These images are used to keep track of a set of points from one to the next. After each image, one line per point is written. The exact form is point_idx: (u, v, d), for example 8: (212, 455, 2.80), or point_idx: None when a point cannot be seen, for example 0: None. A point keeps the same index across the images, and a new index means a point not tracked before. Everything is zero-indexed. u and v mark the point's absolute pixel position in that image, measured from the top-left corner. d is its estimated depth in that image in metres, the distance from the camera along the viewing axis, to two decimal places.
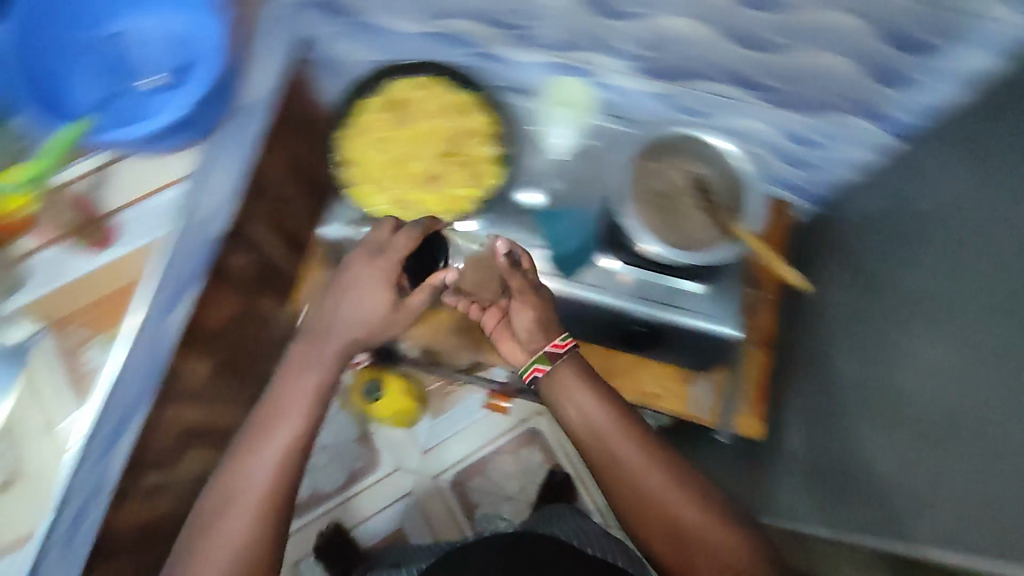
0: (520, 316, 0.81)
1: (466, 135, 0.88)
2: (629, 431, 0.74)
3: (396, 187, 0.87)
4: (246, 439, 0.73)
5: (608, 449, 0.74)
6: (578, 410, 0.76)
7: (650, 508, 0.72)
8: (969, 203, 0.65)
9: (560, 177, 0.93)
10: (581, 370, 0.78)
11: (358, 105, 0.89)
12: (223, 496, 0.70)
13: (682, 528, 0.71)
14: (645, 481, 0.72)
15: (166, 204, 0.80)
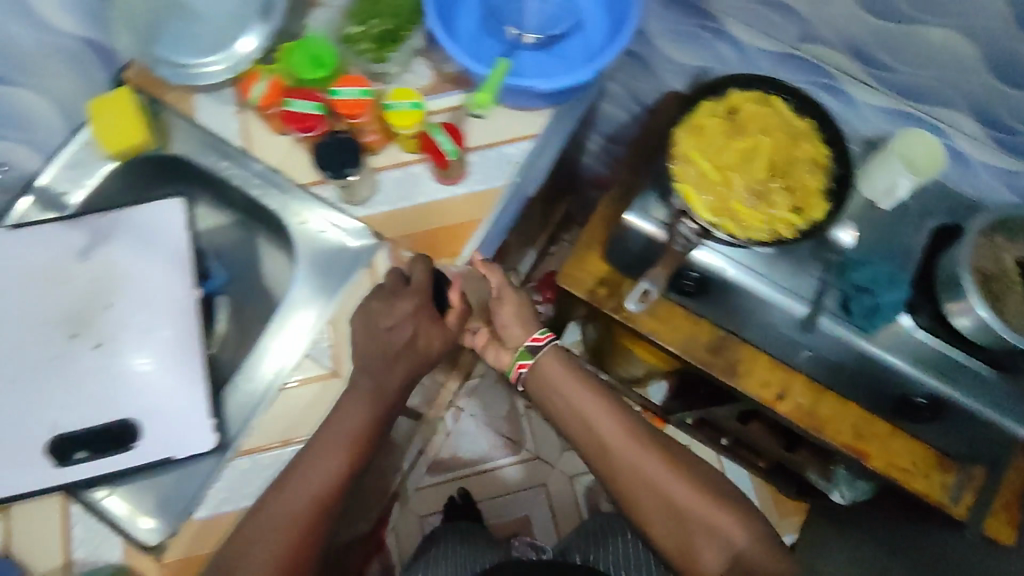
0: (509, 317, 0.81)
1: (799, 161, 0.86)
2: (634, 431, 0.76)
3: (717, 194, 0.84)
4: (317, 438, 0.67)
5: (600, 435, 0.76)
6: (582, 412, 0.77)
7: (647, 495, 0.74)
8: None
9: (873, 228, 0.90)
10: (572, 364, 0.80)
11: (697, 105, 0.87)
12: (282, 493, 0.65)
13: (710, 544, 0.72)
14: (647, 469, 0.74)
15: (510, 157, 0.79)
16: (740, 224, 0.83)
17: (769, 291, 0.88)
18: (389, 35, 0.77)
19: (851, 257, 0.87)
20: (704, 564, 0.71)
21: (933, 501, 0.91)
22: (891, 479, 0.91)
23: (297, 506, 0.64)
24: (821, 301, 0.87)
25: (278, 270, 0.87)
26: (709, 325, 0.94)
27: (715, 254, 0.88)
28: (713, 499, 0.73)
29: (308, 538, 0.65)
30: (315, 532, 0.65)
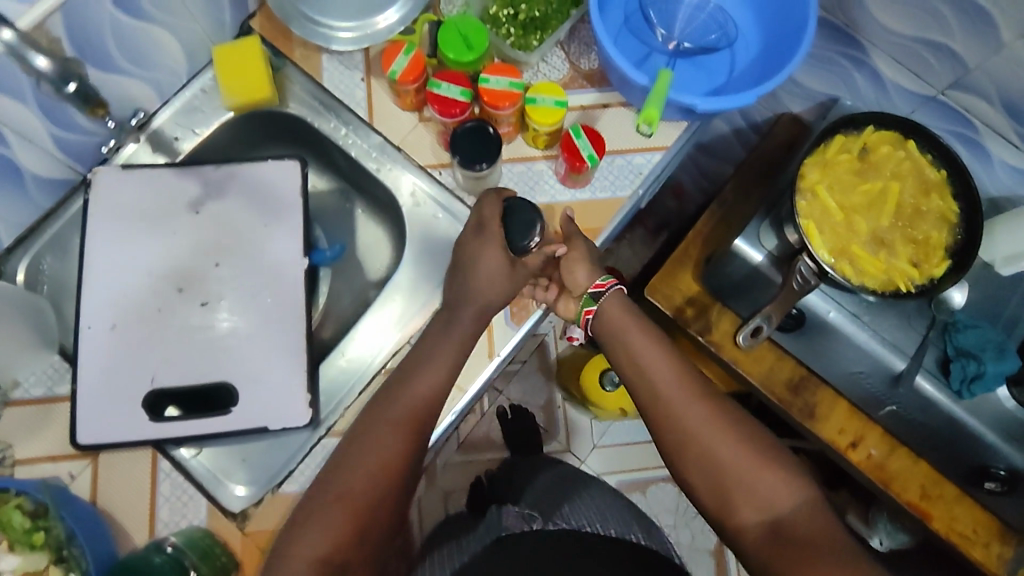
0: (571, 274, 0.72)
1: (926, 213, 0.83)
2: (686, 377, 0.69)
3: (837, 235, 0.82)
4: (403, 376, 0.67)
5: (647, 376, 0.69)
6: (631, 350, 0.71)
7: (692, 443, 0.66)
8: None
9: (983, 290, 0.87)
10: (631, 307, 0.73)
11: (830, 138, 0.84)
12: (380, 422, 0.64)
13: (750, 501, 0.64)
14: (692, 418, 0.66)
15: (638, 167, 0.77)
16: (859, 268, 0.81)
17: (868, 342, 0.85)
18: (534, 22, 0.77)
19: (958, 318, 0.84)
20: (742, 523, 0.64)
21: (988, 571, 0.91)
22: (947, 542, 0.92)
23: (395, 434, 0.63)
24: (920, 360, 0.84)
25: (374, 243, 0.85)
26: (793, 363, 0.95)
27: (816, 297, 0.86)
28: (761, 456, 0.65)
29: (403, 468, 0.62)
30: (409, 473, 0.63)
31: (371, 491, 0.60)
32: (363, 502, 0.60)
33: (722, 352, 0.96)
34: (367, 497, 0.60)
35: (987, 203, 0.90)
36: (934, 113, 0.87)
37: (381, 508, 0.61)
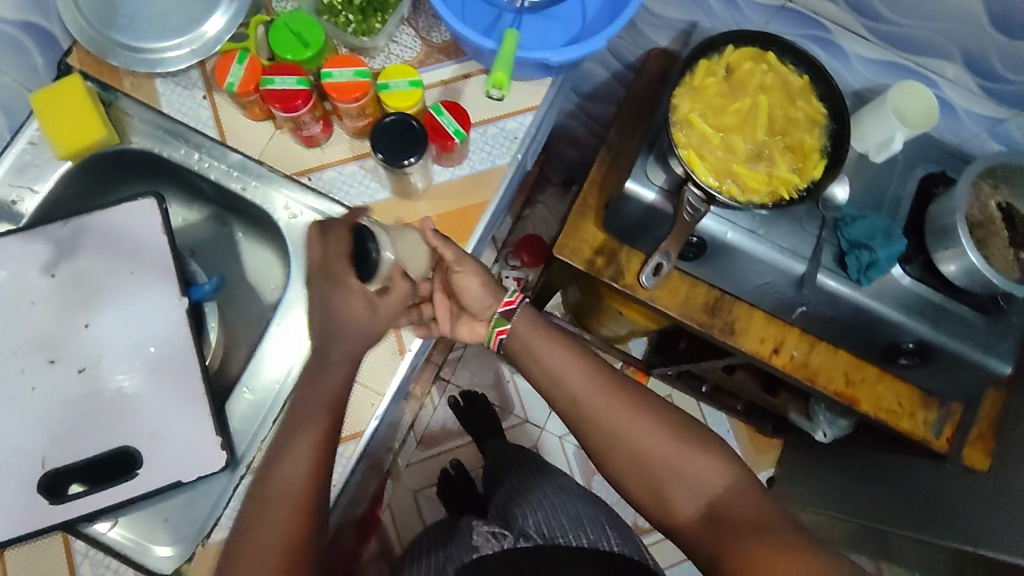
0: (468, 280, 0.71)
1: (795, 119, 0.86)
2: (600, 379, 0.72)
3: (719, 158, 0.84)
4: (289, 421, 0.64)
5: (561, 386, 0.72)
6: (545, 365, 0.73)
7: (613, 447, 0.69)
8: None
9: (863, 181, 0.91)
10: (536, 316, 0.75)
11: (692, 66, 0.86)
12: (272, 485, 0.62)
13: (681, 491, 0.66)
14: (609, 419, 0.69)
15: (512, 132, 0.76)
16: (743, 185, 0.84)
17: (768, 253, 0.87)
18: (371, 5, 0.75)
19: (845, 212, 0.87)
20: (676, 513, 0.67)
21: (918, 438, 0.96)
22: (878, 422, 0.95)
23: (290, 493, 0.61)
24: (817, 258, 0.87)
25: (259, 263, 0.82)
26: (706, 287, 0.95)
27: (710, 219, 0.86)
28: (683, 448, 0.67)
29: (304, 524, 0.61)
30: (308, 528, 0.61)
31: (275, 556, 0.59)
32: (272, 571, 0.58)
33: (638, 293, 0.96)
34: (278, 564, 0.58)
35: (853, 97, 0.94)
36: (787, 20, 0.89)
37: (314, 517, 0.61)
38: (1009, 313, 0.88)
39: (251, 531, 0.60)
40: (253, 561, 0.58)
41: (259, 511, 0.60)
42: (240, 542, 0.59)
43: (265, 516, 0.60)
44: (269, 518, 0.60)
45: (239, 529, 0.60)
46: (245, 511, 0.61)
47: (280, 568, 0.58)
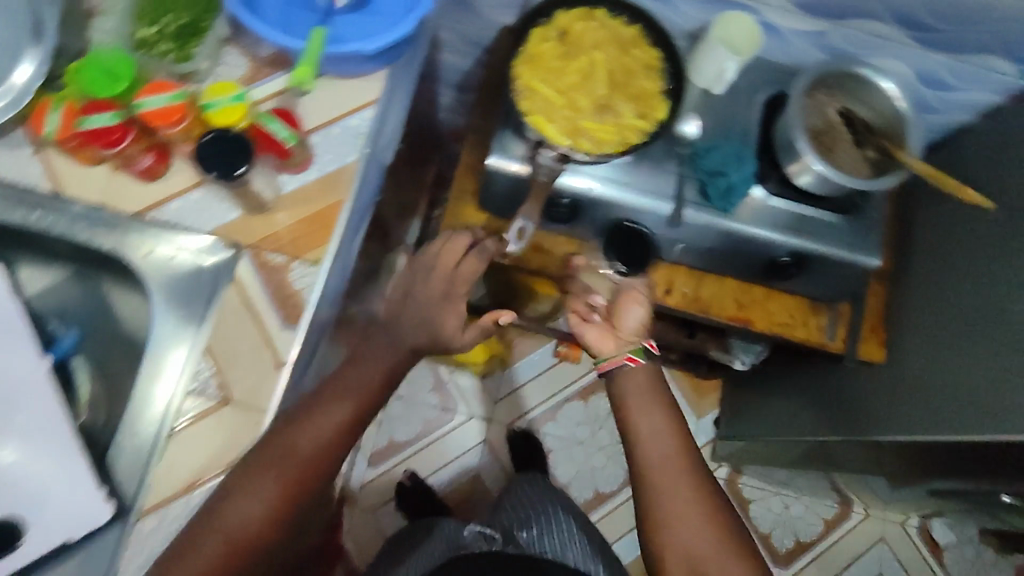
0: (633, 309, 0.90)
1: (633, 68, 0.89)
2: (687, 455, 0.85)
3: (569, 117, 0.87)
4: (328, 389, 0.75)
5: (645, 450, 0.86)
6: (647, 433, 0.87)
7: (667, 518, 0.82)
8: None
9: (713, 115, 0.95)
10: (651, 381, 0.89)
11: (526, 36, 0.89)
12: (290, 442, 0.69)
13: (674, 528, 0.81)
14: (678, 484, 0.83)
15: (356, 129, 0.77)
16: (595, 138, 0.86)
17: (634, 198, 0.91)
18: (187, 30, 0.73)
19: (697, 146, 0.92)
20: None
21: (814, 344, 1.01)
22: (777, 337, 1.01)
23: (300, 463, 0.69)
24: (681, 194, 0.91)
25: (131, 311, 0.80)
26: (591, 245, 1.00)
27: (574, 177, 0.90)
28: (695, 503, 0.82)
29: (294, 503, 0.70)
30: (295, 511, 0.71)
31: (260, 514, 0.67)
32: (256, 524, 0.67)
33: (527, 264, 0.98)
34: (257, 534, 0.67)
35: (689, 39, 0.98)
36: None
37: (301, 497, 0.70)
38: (868, 211, 0.93)
39: (242, 485, 0.66)
40: (246, 504, 0.66)
41: (266, 465, 0.67)
42: (234, 488, 0.66)
43: (255, 473, 0.67)
44: (277, 480, 0.68)
45: (230, 484, 0.66)
46: (251, 450, 0.67)
47: (257, 530, 0.67)
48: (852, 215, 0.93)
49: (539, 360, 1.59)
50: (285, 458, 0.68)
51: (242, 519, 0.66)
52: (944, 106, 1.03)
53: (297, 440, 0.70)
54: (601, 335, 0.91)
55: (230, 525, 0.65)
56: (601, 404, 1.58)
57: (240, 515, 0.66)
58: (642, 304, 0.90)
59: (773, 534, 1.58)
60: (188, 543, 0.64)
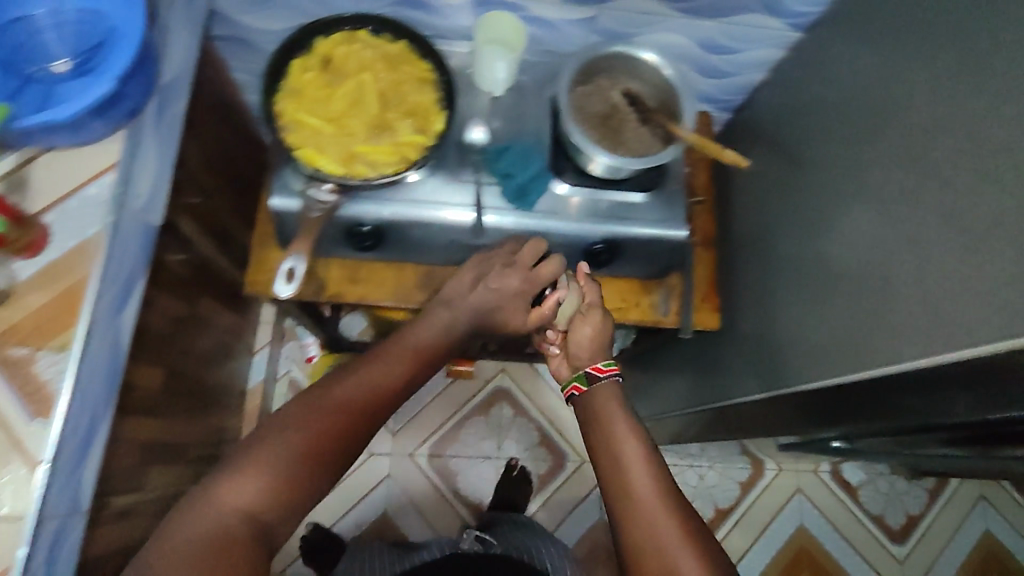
0: (583, 328, 0.89)
1: (403, 83, 0.86)
2: (665, 490, 0.75)
3: (342, 144, 0.83)
4: (373, 367, 0.79)
5: (619, 470, 0.77)
6: (612, 443, 0.80)
7: (646, 552, 0.72)
8: (877, 85, 0.75)
9: (501, 117, 0.94)
10: (618, 394, 0.85)
11: (284, 68, 0.84)
12: (322, 395, 0.74)
13: (661, 548, 0.71)
14: (641, 508, 0.74)
15: (96, 199, 0.72)
16: (373, 163, 0.83)
17: (432, 214, 0.88)
18: None
19: (489, 150, 0.90)
20: None
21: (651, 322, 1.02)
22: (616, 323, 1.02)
23: (338, 416, 0.73)
24: (480, 201, 0.89)
25: None
26: (411, 269, 0.97)
27: (367, 202, 0.87)
28: (680, 519, 0.74)
29: (336, 457, 0.72)
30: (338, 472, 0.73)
31: (305, 467, 0.70)
32: (301, 474, 0.70)
33: (346, 298, 0.95)
34: (299, 490, 0.70)
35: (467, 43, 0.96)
36: None
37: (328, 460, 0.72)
38: (667, 184, 0.94)
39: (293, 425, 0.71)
40: (281, 447, 0.70)
41: (307, 412, 0.72)
42: (278, 439, 0.70)
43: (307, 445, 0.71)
44: (319, 428, 0.72)
45: (280, 416, 0.72)
46: (291, 406, 0.73)
47: (302, 479, 0.70)
48: (654, 192, 0.94)
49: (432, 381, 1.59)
50: (318, 421, 0.72)
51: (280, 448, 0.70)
52: (739, 69, 1.02)
53: (345, 394, 0.75)
54: (561, 360, 0.93)
55: (276, 465, 0.69)
56: (503, 413, 1.59)
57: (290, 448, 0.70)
58: (592, 324, 0.88)
59: (694, 505, 1.59)
60: (236, 473, 0.68)
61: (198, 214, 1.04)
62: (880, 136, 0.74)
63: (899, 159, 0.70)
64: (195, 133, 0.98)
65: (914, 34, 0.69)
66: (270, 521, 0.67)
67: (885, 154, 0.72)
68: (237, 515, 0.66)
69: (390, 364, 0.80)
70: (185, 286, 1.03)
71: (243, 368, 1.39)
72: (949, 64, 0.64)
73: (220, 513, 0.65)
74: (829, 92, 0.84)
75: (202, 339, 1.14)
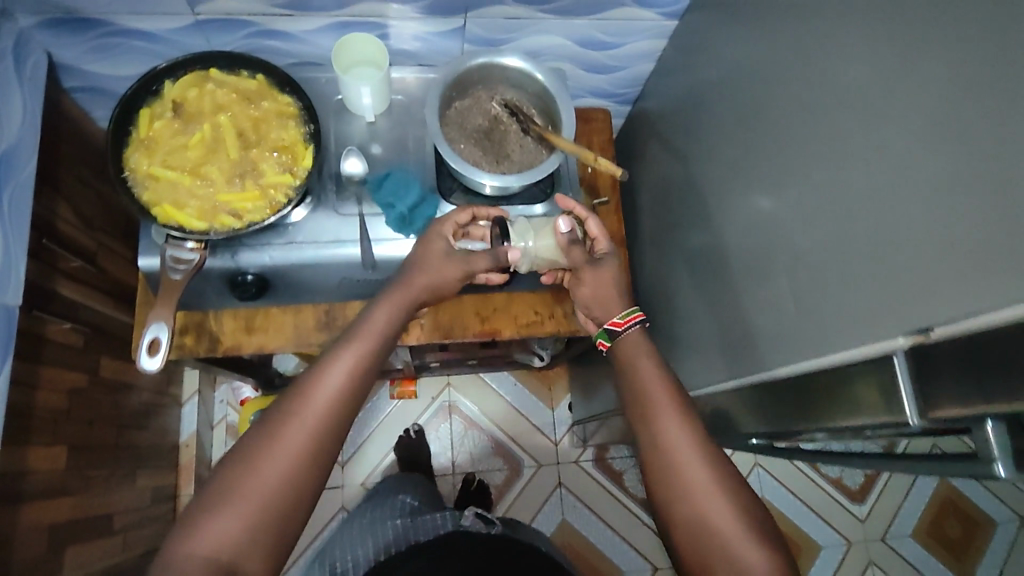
0: (583, 281, 0.80)
1: (265, 123, 0.81)
2: (698, 431, 0.67)
3: (206, 196, 0.78)
4: (340, 342, 0.70)
5: (647, 412, 0.69)
6: (635, 383, 0.71)
7: (681, 494, 0.65)
8: (761, 73, 0.73)
9: (381, 141, 0.90)
10: (644, 344, 0.74)
11: (133, 121, 0.79)
12: (310, 391, 0.66)
13: (714, 526, 0.63)
14: (679, 457, 0.66)
15: None
16: (237, 210, 0.78)
17: (317, 253, 0.84)
18: None
19: (369, 180, 0.86)
20: None
21: (568, 333, 0.97)
22: (530, 337, 0.98)
23: (325, 413, 0.65)
24: (365, 233, 0.85)
25: None
26: (307, 309, 0.92)
27: (243, 251, 0.82)
28: (730, 491, 0.64)
29: (323, 459, 0.64)
30: (326, 470, 0.65)
31: (291, 478, 0.62)
32: (278, 488, 0.61)
33: (241, 350, 0.90)
34: (283, 502, 0.62)
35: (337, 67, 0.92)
36: (218, 30, 0.85)
37: (322, 461, 0.64)
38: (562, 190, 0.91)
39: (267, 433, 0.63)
40: (270, 463, 0.62)
41: (289, 412, 0.64)
42: (243, 457, 0.62)
43: (269, 441, 0.63)
44: (298, 431, 0.63)
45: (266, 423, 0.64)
46: (280, 417, 0.64)
47: (281, 491, 0.61)
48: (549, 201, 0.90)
49: (377, 406, 1.57)
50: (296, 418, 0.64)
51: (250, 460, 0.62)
52: (625, 62, 1.00)
53: (340, 384, 0.67)
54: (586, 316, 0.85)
55: (251, 486, 0.61)
56: (454, 429, 1.58)
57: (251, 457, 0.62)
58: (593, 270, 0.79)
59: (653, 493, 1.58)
60: (206, 503, 0.61)
61: (78, 278, 0.98)
62: (767, 125, 0.72)
63: (780, 142, 0.69)
64: (58, 193, 0.92)
65: (779, 15, 0.69)
66: (261, 544, 0.60)
67: (768, 136, 0.72)
68: (216, 551, 0.58)
69: (378, 322, 0.73)
70: (77, 352, 0.97)
71: (171, 420, 1.33)
72: (810, 44, 0.64)
73: (192, 556, 0.58)
74: (719, 82, 0.83)
75: (114, 403, 1.08)
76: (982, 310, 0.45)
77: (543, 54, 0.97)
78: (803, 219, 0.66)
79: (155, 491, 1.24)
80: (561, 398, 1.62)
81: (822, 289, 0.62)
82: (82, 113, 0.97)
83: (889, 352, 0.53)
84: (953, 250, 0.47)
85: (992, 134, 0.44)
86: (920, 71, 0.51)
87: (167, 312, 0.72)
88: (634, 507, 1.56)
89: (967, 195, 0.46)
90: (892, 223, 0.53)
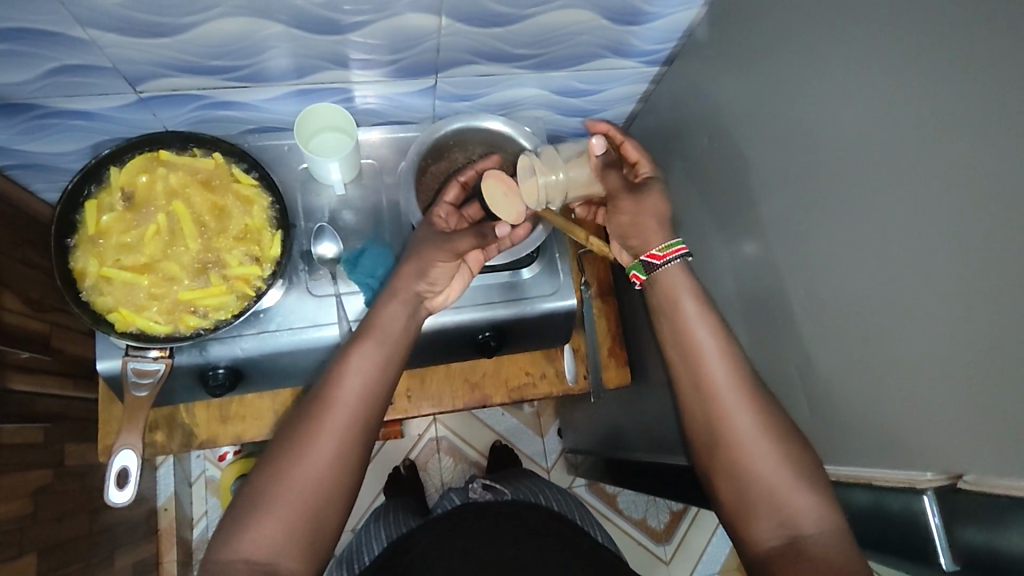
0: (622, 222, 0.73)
1: (226, 206, 0.75)
2: (739, 371, 0.64)
3: (165, 295, 0.72)
4: (351, 342, 0.67)
5: (686, 354, 0.66)
6: (674, 323, 0.67)
7: (724, 442, 0.63)
8: (742, 141, 0.69)
9: (354, 209, 0.85)
10: (685, 273, 0.68)
11: (79, 216, 0.72)
12: (329, 402, 0.63)
13: (752, 470, 0.61)
14: (720, 403, 0.63)
15: None
16: (203, 309, 0.72)
17: (292, 340, 0.79)
18: None
19: (344, 257, 0.81)
20: (758, 537, 0.60)
21: (558, 392, 0.97)
22: (518, 400, 0.97)
23: (352, 412, 0.64)
24: (343, 315, 0.79)
25: None
26: (287, 390, 0.87)
27: (212, 345, 0.76)
28: (776, 435, 0.61)
29: (351, 462, 0.63)
30: (360, 464, 0.64)
31: (327, 477, 0.61)
32: (315, 490, 0.61)
33: (219, 442, 0.86)
34: (319, 503, 0.61)
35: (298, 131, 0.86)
36: (165, 106, 0.77)
37: (350, 466, 0.63)
38: (547, 250, 0.88)
39: (294, 446, 0.62)
40: (304, 465, 0.61)
41: (312, 423, 0.63)
42: (274, 466, 0.61)
43: (295, 454, 0.61)
44: (326, 433, 0.62)
45: (290, 437, 0.62)
46: (308, 422, 0.63)
47: (320, 491, 0.61)
48: (536, 264, 0.87)
49: None
50: (318, 428, 0.62)
51: (279, 477, 0.60)
52: (605, 105, 0.96)
53: (359, 389, 0.64)
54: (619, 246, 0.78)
55: (287, 489, 0.60)
56: (443, 466, 1.54)
57: (279, 474, 0.60)
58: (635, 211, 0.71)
59: (648, 513, 1.57)
60: (241, 519, 0.59)
61: (31, 368, 0.90)
62: (752, 197, 0.68)
63: (769, 221, 0.65)
64: (2, 285, 0.84)
65: (760, 78, 0.65)
66: (306, 541, 0.59)
67: (751, 200, 0.69)
68: (261, 553, 0.58)
69: (394, 313, 0.69)
70: (38, 448, 0.91)
71: (149, 485, 1.26)
72: (792, 117, 0.61)
73: (234, 563, 0.57)
74: (699, 138, 0.79)
75: (83, 488, 1.02)
76: (1011, 471, 0.42)
77: (517, 105, 0.92)
78: (796, 306, 0.62)
79: (135, 566, 1.18)
80: (551, 425, 1.60)
81: (822, 386, 0.59)
82: (21, 190, 0.89)
83: (910, 487, 0.50)
84: (974, 394, 0.44)
85: (1002, 274, 0.41)
86: (911, 183, 0.47)
87: (137, 437, 0.70)
88: (630, 528, 1.56)
89: (981, 336, 0.43)
90: (901, 342, 0.50)
